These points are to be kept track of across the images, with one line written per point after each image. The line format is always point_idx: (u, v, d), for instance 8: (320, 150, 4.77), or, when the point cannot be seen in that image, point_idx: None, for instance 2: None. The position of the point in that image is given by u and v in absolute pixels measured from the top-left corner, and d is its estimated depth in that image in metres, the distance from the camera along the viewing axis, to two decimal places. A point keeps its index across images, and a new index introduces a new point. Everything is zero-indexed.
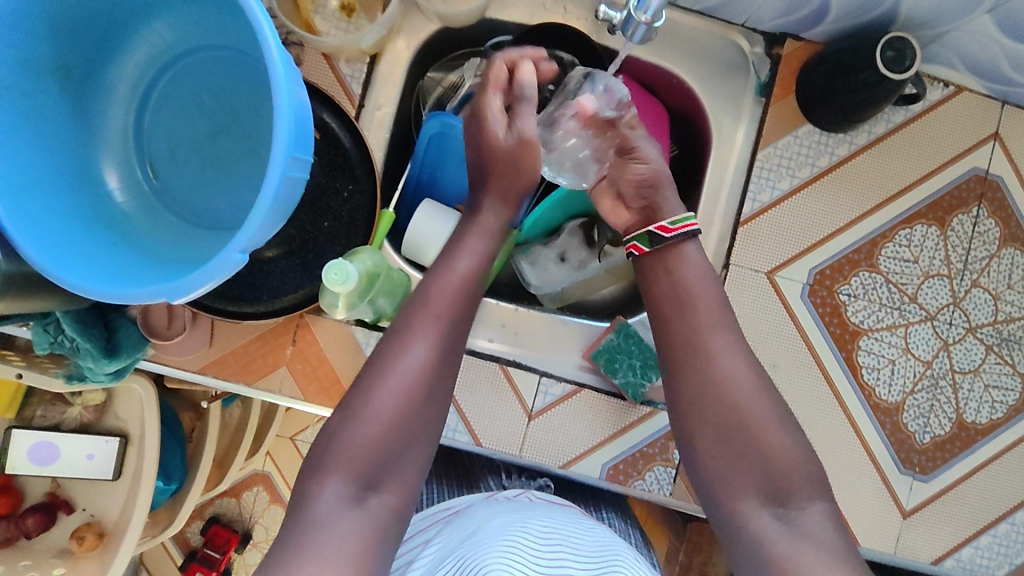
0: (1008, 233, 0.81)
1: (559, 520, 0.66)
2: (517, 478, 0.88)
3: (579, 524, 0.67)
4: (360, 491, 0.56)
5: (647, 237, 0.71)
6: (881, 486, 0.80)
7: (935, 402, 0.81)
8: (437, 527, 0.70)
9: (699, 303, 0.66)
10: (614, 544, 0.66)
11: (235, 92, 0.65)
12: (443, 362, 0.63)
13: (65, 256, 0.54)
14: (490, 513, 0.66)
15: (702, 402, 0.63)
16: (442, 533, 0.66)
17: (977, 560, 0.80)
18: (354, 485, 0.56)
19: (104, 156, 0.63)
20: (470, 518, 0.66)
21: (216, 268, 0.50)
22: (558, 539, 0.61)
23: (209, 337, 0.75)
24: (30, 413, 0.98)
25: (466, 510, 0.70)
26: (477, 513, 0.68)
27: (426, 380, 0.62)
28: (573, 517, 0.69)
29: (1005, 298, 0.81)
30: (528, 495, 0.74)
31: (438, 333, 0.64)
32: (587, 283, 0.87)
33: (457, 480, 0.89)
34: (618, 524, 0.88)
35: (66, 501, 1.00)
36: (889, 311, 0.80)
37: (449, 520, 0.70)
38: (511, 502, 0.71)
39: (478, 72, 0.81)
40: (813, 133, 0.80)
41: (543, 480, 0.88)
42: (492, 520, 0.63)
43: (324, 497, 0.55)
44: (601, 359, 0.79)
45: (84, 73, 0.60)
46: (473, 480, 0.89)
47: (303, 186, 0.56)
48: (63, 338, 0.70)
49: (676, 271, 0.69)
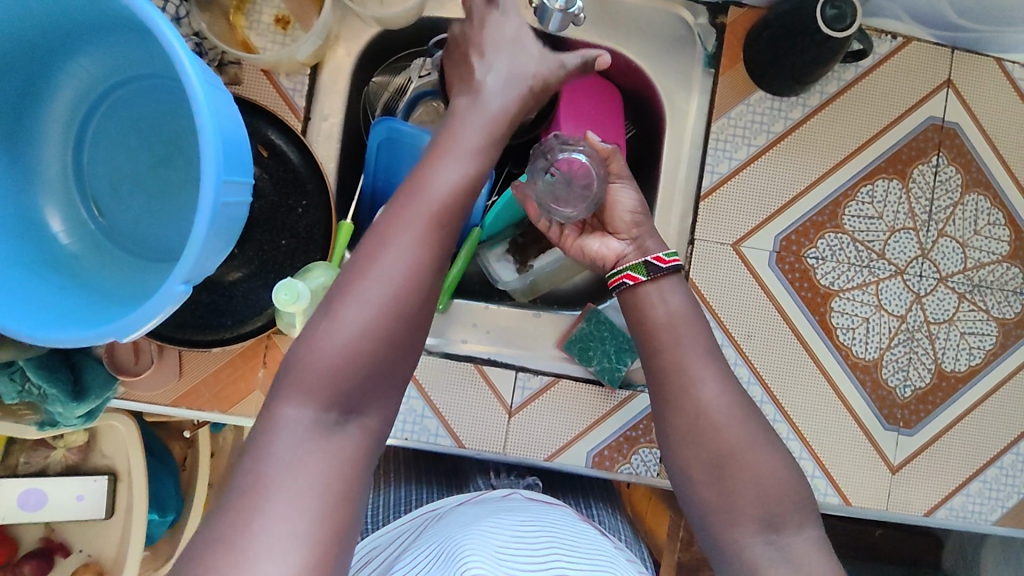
0: (970, 179, 0.81)
1: (550, 524, 0.65)
2: (506, 477, 0.87)
3: (569, 527, 0.67)
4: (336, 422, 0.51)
5: (643, 266, 0.68)
6: (867, 444, 0.80)
7: (913, 355, 0.81)
8: (424, 528, 0.69)
9: (684, 326, 0.64)
10: (606, 549, 0.65)
11: (172, 120, 0.63)
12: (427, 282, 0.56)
13: (11, 305, 0.53)
14: (479, 516, 0.65)
15: (696, 428, 0.59)
16: (426, 537, 0.65)
17: (970, 506, 0.81)
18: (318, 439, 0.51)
19: (45, 199, 0.62)
20: (459, 520, 0.66)
21: (160, 301, 0.50)
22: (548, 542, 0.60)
23: (179, 368, 0.75)
24: (14, 460, 0.96)
25: (459, 509, 0.70)
26: (466, 514, 0.67)
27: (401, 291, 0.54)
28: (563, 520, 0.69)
29: (973, 244, 0.81)
30: (519, 494, 0.74)
31: (419, 249, 0.55)
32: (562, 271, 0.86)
33: (446, 481, 0.90)
34: (607, 521, 0.88)
35: (62, 543, 0.99)
36: (859, 269, 0.80)
37: (438, 520, 0.69)
38: (504, 502, 0.71)
39: (424, 72, 0.83)
40: (765, 99, 0.79)
41: (530, 479, 0.87)
42: (477, 526, 0.62)
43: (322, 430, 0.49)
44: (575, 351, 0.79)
45: (13, 119, 0.58)
46: (462, 482, 0.89)
47: (244, 209, 0.55)
48: (30, 385, 0.69)
49: (665, 301, 0.65)
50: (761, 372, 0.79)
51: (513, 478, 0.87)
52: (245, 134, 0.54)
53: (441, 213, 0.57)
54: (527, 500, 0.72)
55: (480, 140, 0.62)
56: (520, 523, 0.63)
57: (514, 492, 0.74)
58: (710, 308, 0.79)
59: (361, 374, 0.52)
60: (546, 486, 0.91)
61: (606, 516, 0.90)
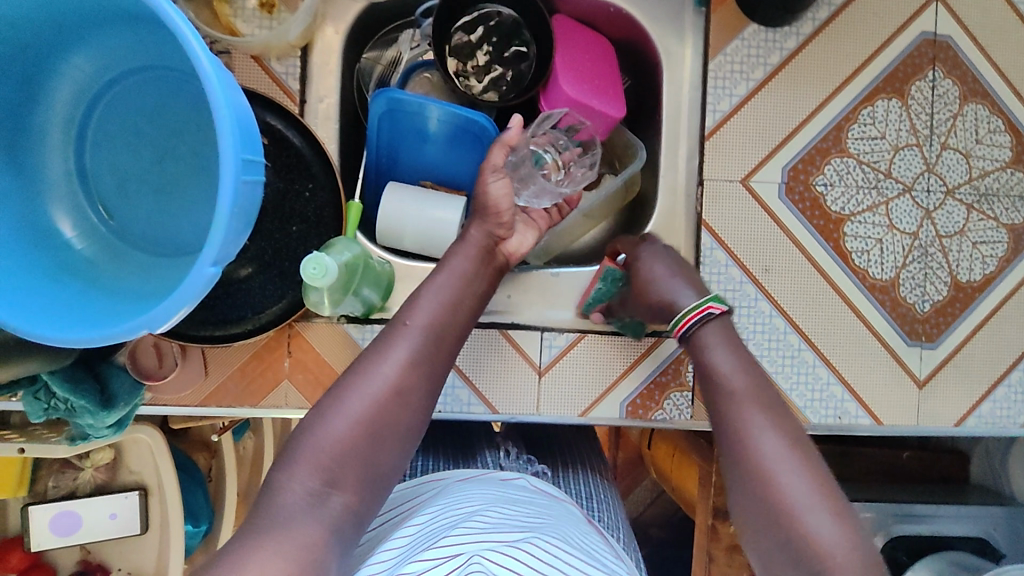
0: (967, 89, 0.81)
1: (550, 520, 0.63)
2: (514, 458, 0.86)
3: (577, 533, 0.63)
4: (323, 489, 0.53)
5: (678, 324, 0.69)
6: (892, 362, 0.81)
7: (928, 269, 0.81)
8: (418, 508, 0.66)
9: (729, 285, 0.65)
10: (604, 556, 0.62)
11: (171, 111, 0.62)
12: (426, 381, 0.60)
13: (37, 313, 0.52)
14: (478, 504, 0.63)
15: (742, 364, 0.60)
16: (426, 515, 0.63)
17: (997, 412, 0.82)
18: (316, 479, 0.53)
19: (53, 205, 0.60)
20: (461, 503, 0.63)
21: (191, 286, 0.49)
22: (551, 536, 0.58)
23: (204, 367, 0.73)
24: (42, 486, 0.95)
25: (456, 490, 0.68)
26: (472, 494, 0.66)
27: (401, 386, 0.58)
28: (572, 521, 0.67)
29: (976, 154, 0.82)
30: (523, 483, 0.73)
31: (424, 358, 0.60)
32: (608, 201, 0.85)
33: (458, 453, 0.88)
34: (609, 513, 0.84)
35: (100, 564, 0.97)
36: (867, 192, 0.81)
37: (434, 500, 0.67)
38: (505, 488, 0.69)
39: (414, 45, 0.82)
40: (759, 32, 0.79)
41: (538, 467, 0.86)
42: (475, 514, 0.60)
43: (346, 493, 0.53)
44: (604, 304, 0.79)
45: (12, 126, 0.56)
46: (470, 457, 0.86)
47: (259, 190, 0.55)
48: (57, 402, 0.68)
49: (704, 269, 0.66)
50: (782, 304, 0.80)
51: (521, 460, 0.86)
52: (253, 116, 0.53)
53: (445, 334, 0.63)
54: (533, 491, 0.71)
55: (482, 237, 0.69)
56: (519, 518, 0.61)
57: (521, 478, 0.74)
58: (726, 245, 0.79)
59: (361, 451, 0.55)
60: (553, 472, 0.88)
61: (609, 510, 0.84)
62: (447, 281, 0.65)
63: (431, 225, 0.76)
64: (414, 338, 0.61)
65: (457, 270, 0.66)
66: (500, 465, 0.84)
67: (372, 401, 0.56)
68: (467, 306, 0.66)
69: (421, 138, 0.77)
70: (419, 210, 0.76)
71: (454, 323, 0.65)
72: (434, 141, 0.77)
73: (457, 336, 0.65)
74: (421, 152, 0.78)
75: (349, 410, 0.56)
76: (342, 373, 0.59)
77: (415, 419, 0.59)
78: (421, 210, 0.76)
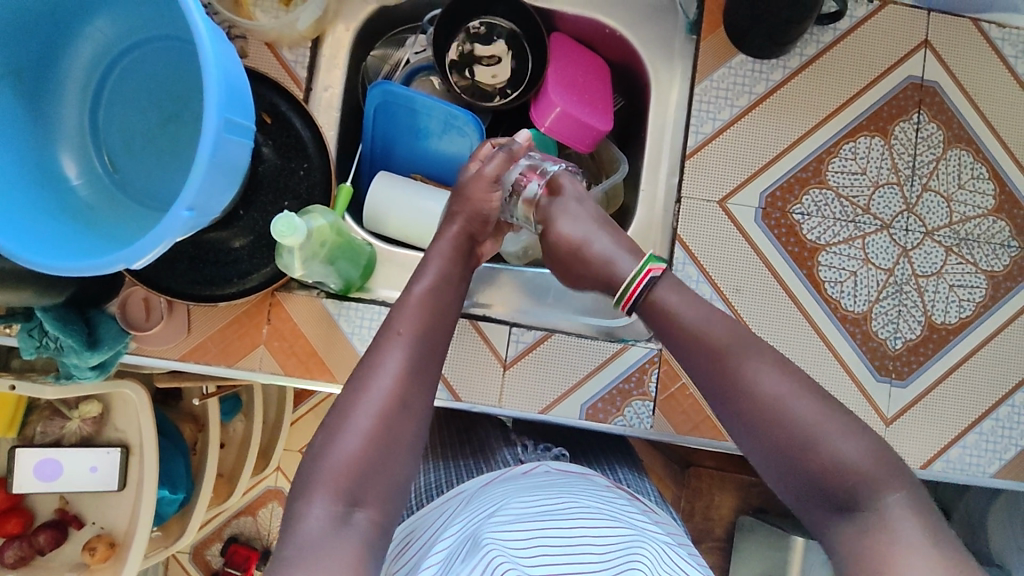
0: (951, 135, 0.83)
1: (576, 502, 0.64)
2: (533, 449, 0.87)
3: (610, 509, 0.64)
4: (346, 509, 0.55)
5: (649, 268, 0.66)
6: (860, 397, 0.80)
7: (903, 307, 0.82)
8: (450, 511, 0.69)
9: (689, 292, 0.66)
10: (641, 528, 0.62)
11: (180, 78, 0.68)
12: (414, 384, 0.62)
13: (33, 241, 0.57)
14: (499, 501, 0.64)
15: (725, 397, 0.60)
16: (459, 523, 0.64)
17: (967, 459, 0.80)
18: (341, 502, 0.55)
19: (62, 151, 0.66)
20: (485, 505, 0.65)
21: (166, 228, 0.54)
22: (568, 524, 0.59)
23: (188, 324, 0.77)
24: (31, 431, 1.00)
25: (482, 492, 0.70)
26: (496, 495, 0.67)
27: (399, 401, 0.60)
28: (605, 497, 0.68)
29: (957, 198, 0.83)
30: (545, 468, 0.74)
31: (404, 351, 0.63)
32: None
33: (474, 452, 0.87)
34: (635, 483, 0.85)
35: (75, 516, 1.02)
36: (844, 224, 0.82)
37: (463, 505, 0.69)
38: (527, 480, 0.70)
39: (419, 48, 0.88)
40: (746, 62, 0.82)
41: (558, 450, 0.87)
42: (500, 511, 0.61)
43: (314, 517, 0.54)
44: (582, 301, 0.85)
45: (35, 76, 0.63)
46: (488, 453, 0.86)
47: (244, 151, 0.59)
48: (47, 340, 0.73)
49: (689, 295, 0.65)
50: (750, 325, 0.80)
51: (539, 450, 0.87)
52: (246, 82, 0.58)
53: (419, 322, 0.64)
54: (557, 473, 0.72)
55: (451, 250, 0.71)
56: (537, 506, 0.62)
57: (541, 464, 0.75)
58: (697, 261, 0.81)
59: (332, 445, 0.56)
60: (572, 457, 0.90)
61: (636, 479, 0.87)
62: (426, 288, 0.68)
63: (416, 213, 0.80)
64: (400, 352, 0.63)
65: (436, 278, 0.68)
66: (519, 457, 0.84)
67: (378, 415, 0.59)
68: (447, 299, 0.69)
69: (415, 134, 0.83)
70: (405, 200, 0.80)
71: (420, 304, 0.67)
72: (427, 138, 0.83)
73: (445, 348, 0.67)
74: (414, 147, 0.84)
75: (358, 427, 0.58)
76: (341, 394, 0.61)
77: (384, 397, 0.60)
78: (407, 199, 0.80)
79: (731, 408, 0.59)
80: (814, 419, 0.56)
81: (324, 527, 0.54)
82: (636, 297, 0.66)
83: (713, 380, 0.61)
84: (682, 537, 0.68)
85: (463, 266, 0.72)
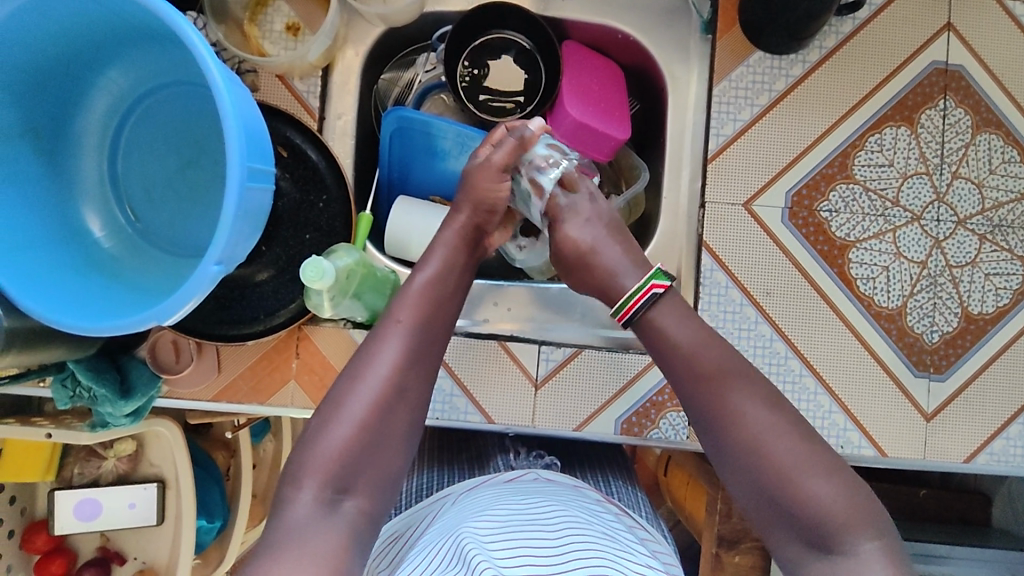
0: (980, 119, 0.81)
1: (561, 509, 0.64)
2: (524, 458, 0.85)
3: (611, 529, 0.64)
4: (334, 497, 0.55)
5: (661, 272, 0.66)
6: (900, 396, 0.79)
7: (937, 300, 0.80)
8: (436, 516, 0.68)
9: None
10: (628, 541, 0.62)
11: (195, 123, 0.67)
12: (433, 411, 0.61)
13: (60, 300, 0.56)
14: (484, 505, 0.65)
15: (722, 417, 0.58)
16: (447, 527, 0.63)
17: (1011, 450, 0.79)
18: (326, 489, 0.54)
19: (84, 206, 0.66)
20: (476, 511, 0.64)
21: (196, 283, 0.53)
22: (565, 535, 0.58)
23: (218, 364, 0.77)
24: (69, 472, 1.01)
25: (470, 496, 0.69)
26: (485, 503, 0.66)
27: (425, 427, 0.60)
28: (600, 514, 0.67)
29: (989, 184, 0.81)
30: (533, 475, 0.73)
31: (403, 338, 0.61)
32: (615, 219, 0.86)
33: (469, 463, 0.87)
34: (627, 497, 0.84)
35: (117, 552, 1.03)
36: (874, 218, 0.80)
37: (449, 507, 0.69)
38: (513, 486, 0.70)
39: (430, 67, 0.86)
40: (764, 59, 0.80)
41: (548, 459, 0.86)
42: (495, 522, 0.60)
43: (303, 506, 0.54)
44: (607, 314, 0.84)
45: (53, 132, 0.63)
46: (483, 461, 0.87)
47: (265, 194, 0.58)
48: (81, 390, 0.72)
49: None
50: (783, 327, 0.79)
51: (531, 458, 0.86)
52: (264, 125, 0.57)
53: (438, 346, 0.64)
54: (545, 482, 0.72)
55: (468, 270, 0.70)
56: (535, 517, 0.61)
57: (530, 473, 0.74)
58: (727, 268, 0.80)
59: (354, 471, 0.56)
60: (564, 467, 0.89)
61: (628, 491, 0.86)
62: (428, 279, 0.66)
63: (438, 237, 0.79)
64: (425, 376, 0.61)
65: (437, 268, 0.67)
66: (511, 464, 0.84)
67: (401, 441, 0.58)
68: (455, 309, 0.67)
69: (432, 156, 0.82)
70: (424, 224, 0.79)
71: (444, 327, 0.65)
72: (445, 159, 0.82)
73: (442, 352, 0.64)
74: (431, 168, 0.83)
75: (350, 416, 0.57)
76: (337, 379, 0.60)
77: (412, 418, 0.59)
78: (427, 223, 0.79)
79: (723, 435, 0.58)
80: (807, 455, 0.56)
81: (309, 512, 0.53)
82: (634, 314, 0.65)
83: (713, 401, 0.59)
84: (666, 557, 0.68)
85: (467, 258, 0.70)
